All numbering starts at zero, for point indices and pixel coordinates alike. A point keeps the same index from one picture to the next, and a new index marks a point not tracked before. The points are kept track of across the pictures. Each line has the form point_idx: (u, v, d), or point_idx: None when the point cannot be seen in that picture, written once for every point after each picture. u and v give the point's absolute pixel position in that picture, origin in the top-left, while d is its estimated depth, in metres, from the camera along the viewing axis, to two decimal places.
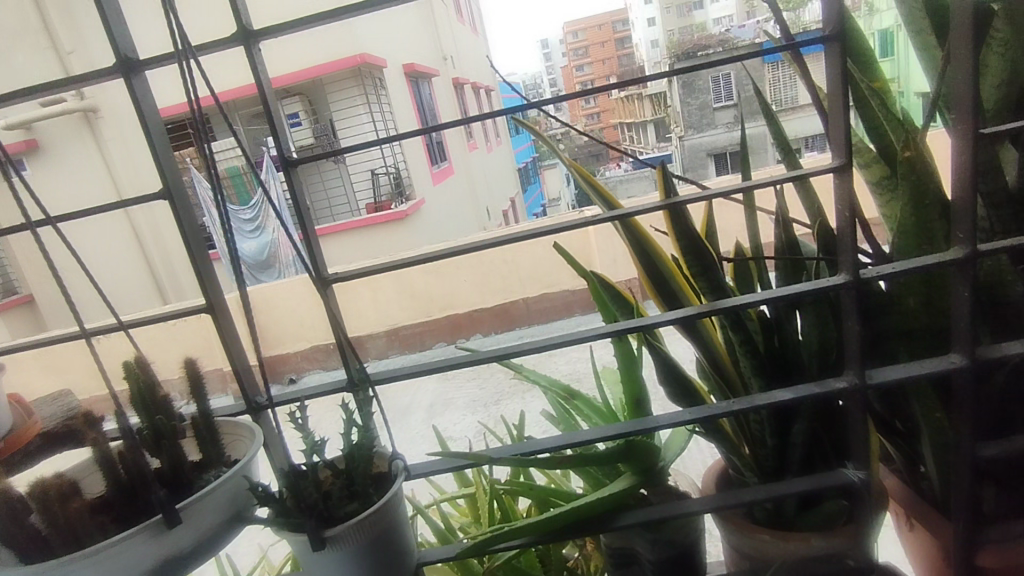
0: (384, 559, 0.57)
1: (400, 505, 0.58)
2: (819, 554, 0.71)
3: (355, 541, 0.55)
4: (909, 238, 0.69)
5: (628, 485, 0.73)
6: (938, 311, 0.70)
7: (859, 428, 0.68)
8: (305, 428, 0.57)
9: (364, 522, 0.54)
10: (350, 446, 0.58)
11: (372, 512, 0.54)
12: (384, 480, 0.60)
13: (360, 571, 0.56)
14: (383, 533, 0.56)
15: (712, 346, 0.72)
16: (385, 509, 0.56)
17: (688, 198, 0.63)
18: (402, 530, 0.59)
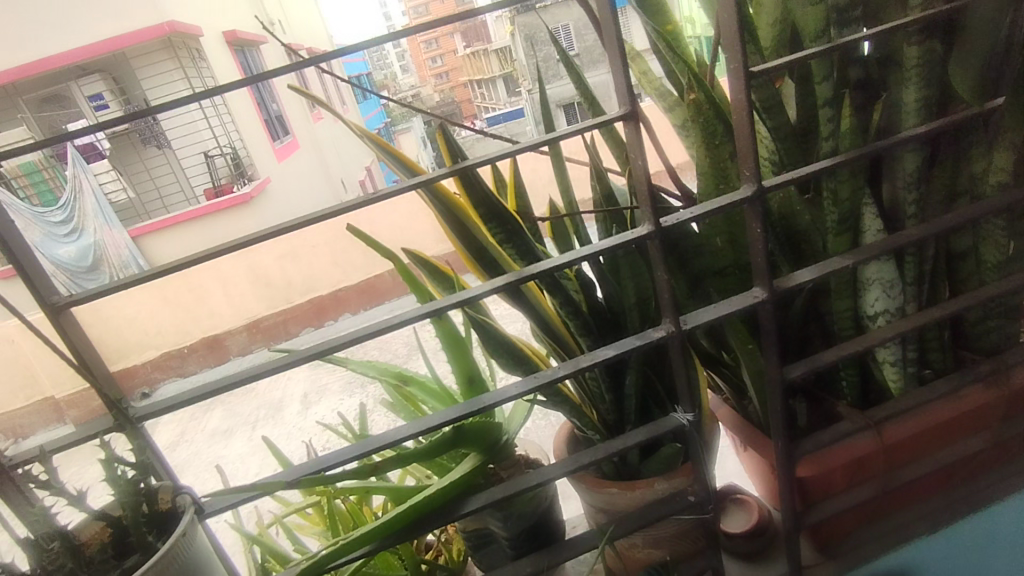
0: None
1: (194, 544, 0.51)
2: (662, 496, 0.74)
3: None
4: (707, 178, 0.69)
5: (471, 468, 0.69)
6: (742, 247, 0.73)
7: (682, 373, 0.69)
8: (53, 484, 0.48)
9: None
10: (115, 489, 0.50)
11: (147, 567, 0.46)
12: (175, 518, 0.52)
13: None
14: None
15: (540, 312, 0.69)
16: (171, 553, 0.48)
17: (479, 161, 0.59)
18: (205, 570, 0.52)
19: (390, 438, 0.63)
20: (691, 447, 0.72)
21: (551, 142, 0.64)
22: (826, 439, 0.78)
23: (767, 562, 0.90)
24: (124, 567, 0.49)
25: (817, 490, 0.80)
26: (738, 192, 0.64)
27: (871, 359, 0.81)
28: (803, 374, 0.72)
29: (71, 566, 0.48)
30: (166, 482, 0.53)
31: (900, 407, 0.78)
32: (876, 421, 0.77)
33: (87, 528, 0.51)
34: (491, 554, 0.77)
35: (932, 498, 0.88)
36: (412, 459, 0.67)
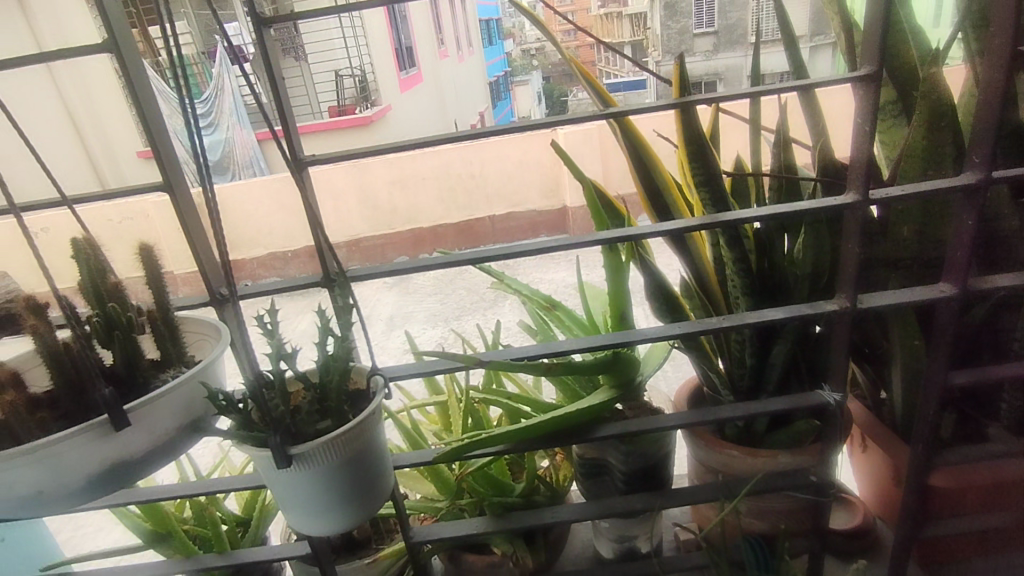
0: (356, 474, 0.57)
1: (375, 425, 0.58)
2: (784, 470, 0.74)
3: (327, 459, 0.54)
4: (917, 161, 0.66)
5: (608, 397, 0.72)
6: (932, 240, 0.70)
7: (841, 352, 0.68)
8: (277, 334, 0.55)
9: (335, 442, 0.53)
10: (324, 358, 0.55)
11: (346, 431, 0.53)
12: (364, 399, 0.59)
13: (330, 487, 0.56)
14: (356, 450, 0.56)
15: (698, 262, 0.74)
16: (360, 426, 0.55)
17: (701, 99, 0.60)
18: (377, 452, 0.59)
19: (528, 353, 0.68)
20: (828, 428, 0.71)
21: (762, 95, 0.64)
22: (971, 456, 0.75)
23: (864, 566, 0.88)
24: (320, 429, 0.55)
25: (944, 506, 0.77)
26: (957, 178, 0.60)
27: None
28: (968, 383, 0.69)
29: (285, 414, 0.53)
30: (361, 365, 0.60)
31: None
32: None
33: (292, 384, 0.60)
34: (601, 485, 0.80)
35: None
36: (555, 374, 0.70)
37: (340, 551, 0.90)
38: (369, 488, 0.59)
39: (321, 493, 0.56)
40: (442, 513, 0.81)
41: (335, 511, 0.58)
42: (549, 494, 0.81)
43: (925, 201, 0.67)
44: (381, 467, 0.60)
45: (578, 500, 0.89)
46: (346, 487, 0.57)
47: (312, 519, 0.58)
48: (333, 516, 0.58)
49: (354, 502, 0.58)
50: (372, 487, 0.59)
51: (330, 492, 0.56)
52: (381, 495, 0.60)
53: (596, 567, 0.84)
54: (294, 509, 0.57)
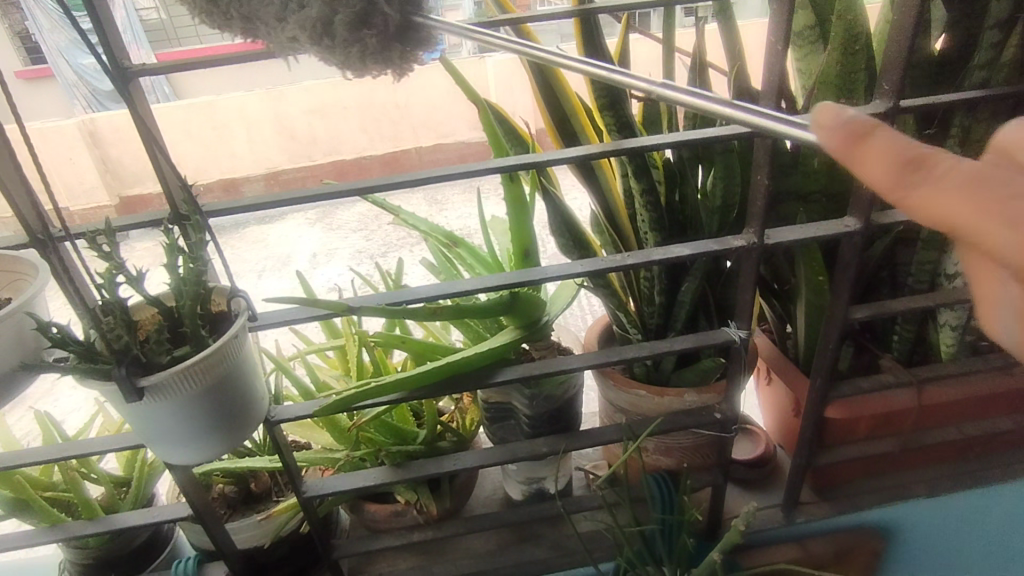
0: (224, 404, 0.50)
1: (244, 347, 0.51)
2: (689, 408, 0.74)
3: (185, 390, 0.47)
4: (829, 89, 0.63)
5: (509, 340, 0.68)
6: (840, 173, 0.68)
7: (747, 289, 0.66)
8: (115, 256, 0.47)
9: (192, 370, 0.46)
10: (173, 277, 0.48)
11: (206, 357, 0.46)
12: (229, 320, 0.52)
13: (193, 422, 0.49)
14: (221, 377, 0.48)
15: (608, 195, 0.71)
16: (222, 351, 0.47)
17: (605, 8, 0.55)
18: (250, 376, 0.52)
19: (431, 294, 0.61)
20: (731, 365, 0.70)
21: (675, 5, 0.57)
22: (864, 387, 0.76)
23: (762, 493, 0.91)
24: (176, 355, 0.48)
25: (836, 434, 0.80)
26: (867, 106, 0.57)
27: (930, 319, 0.78)
28: (867, 317, 0.69)
29: (128, 342, 0.45)
30: (222, 284, 0.52)
31: (947, 371, 0.76)
32: (919, 380, 0.76)
33: (143, 310, 0.51)
34: (507, 428, 0.77)
35: (940, 465, 0.88)
36: (454, 318, 0.65)
37: (237, 506, 0.85)
38: (245, 417, 0.52)
39: (187, 427, 0.49)
40: (340, 463, 0.77)
41: (210, 442, 0.51)
42: (454, 440, 0.78)
43: None
44: (257, 395, 0.53)
45: (487, 443, 0.87)
46: (217, 419, 0.50)
47: (181, 453, 0.51)
48: (206, 449, 0.51)
49: (229, 432, 0.51)
50: (249, 415, 0.53)
51: (196, 428, 0.49)
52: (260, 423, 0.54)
53: (504, 509, 0.83)
54: (158, 445, 0.50)
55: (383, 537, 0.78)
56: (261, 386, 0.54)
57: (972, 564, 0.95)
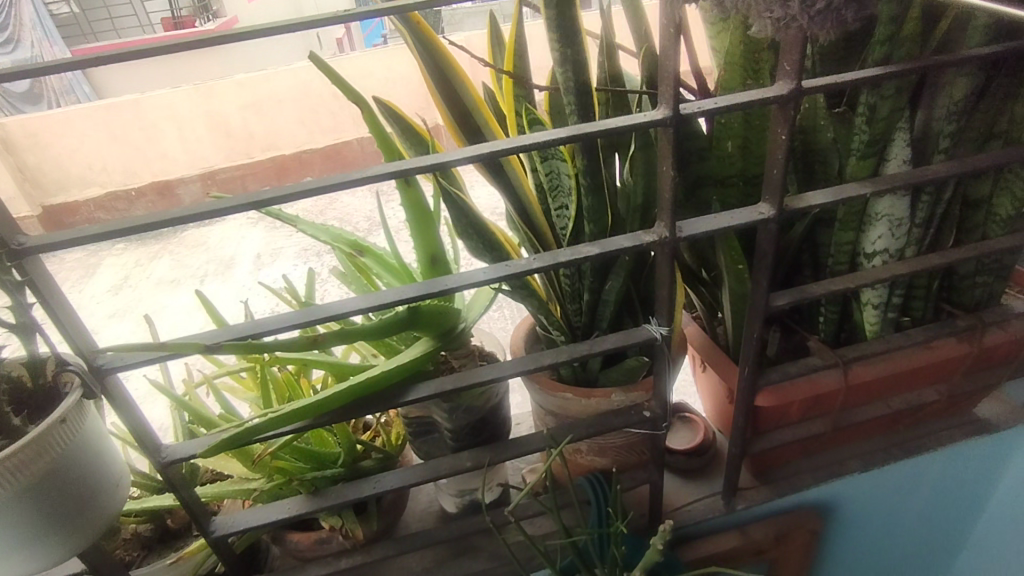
0: (57, 493, 0.49)
1: (76, 430, 0.50)
2: (618, 407, 0.72)
3: (2, 488, 0.45)
4: (735, 70, 0.60)
5: (421, 354, 0.63)
6: (754, 156, 0.66)
7: (665, 283, 0.63)
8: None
9: (4, 466, 0.45)
10: None
11: (24, 445, 0.45)
12: (57, 398, 0.52)
13: (23, 518, 0.48)
14: (45, 467, 0.47)
15: (519, 191, 0.67)
16: (40, 441, 0.47)
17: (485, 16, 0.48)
18: (86, 460, 0.51)
19: (327, 313, 0.56)
20: (656, 362, 0.68)
21: None
22: (792, 371, 0.76)
23: (703, 481, 0.90)
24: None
25: (768, 420, 0.79)
26: (770, 88, 0.55)
27: (853, 298, 0.78)
28: (789, 303, 0.68)
29: None
30: (48, 356, 0.52)
31: (871, 349, 0.76)
32: (844, 360, 0.75)
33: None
34: (432, 443, 0.73)
35: (873, 439, 0.88)
36: (357, 336, 0.60)
37: (152, 546, 0.79)
38: (91, 497, 0.52)
39: (14, 522, 0.48)
40: (256, 495, 0.72)
41: (52, 534, 0.50)
42: (378, 458, 0.74)
43: (745, 111, 0.62)
44: (101, 472, 0.53)
45: (417, 456, 0.83)
46: (55, 506, 0.49)
47: (18, 552, 0.50)
48: (50, 541, 0.50)
49: (76, 516, 0.51)
50: (98, 495, 0.53)
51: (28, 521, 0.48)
52: (112, 499, 0.54)
53: (438, 524, 0.80)
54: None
55: (309, 567, 0.74)
56: (106, 463, 0.54)
57: (910, 531, 0.97)
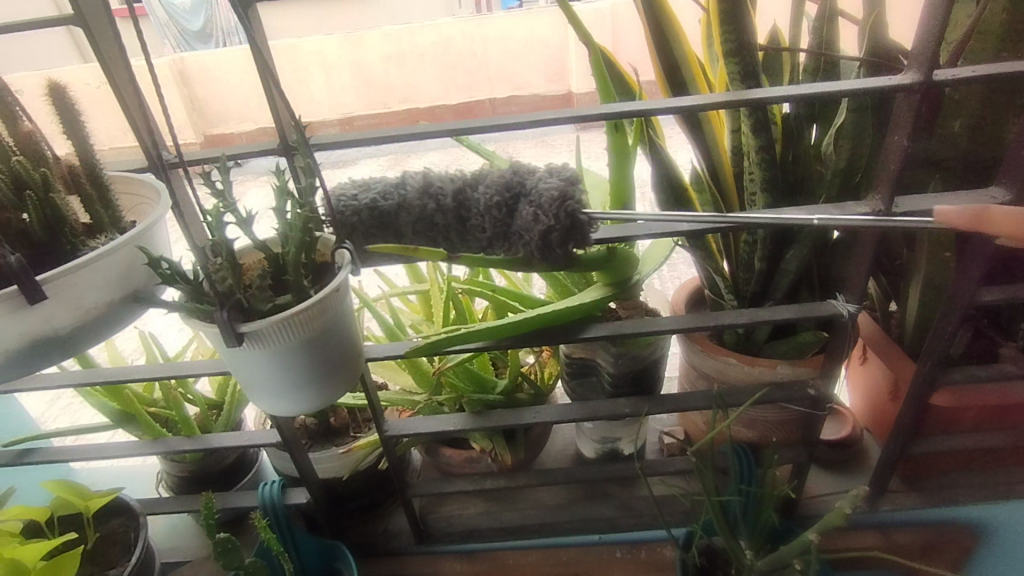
0: (322, 357, 0.49)
1: (345, 299, 0.49)
2: (782, 380, 0.71)
3: (284, 339, 0.45)
4: (988, 40, 0.58)
5: (601, 296, 0.65)
6: (986, 137, 0.61)
7: (865, 259, 0.61)
8: (227, 196, 0.44)
9: (295, 319, 0.45)
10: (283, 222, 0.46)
11: (310, 306, 0.45)
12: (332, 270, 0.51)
13: (291, 372, 0.48)
14: (320, 331, 0.47)
15: (714, 150, 0.67)
16: (324, 303, 0.46)
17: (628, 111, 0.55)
18: (348, 333, 0.50)
19: None
20: (834, 340, 0.66)
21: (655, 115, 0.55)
22: (979, 376, 0.71)
23: (844, 475, 0.87)
24: (278, 304, 0.46)
25: (938, 423, 0.74)
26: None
27: None
28: (997, 301, 0.63)
29: (233, 286, 0.44)
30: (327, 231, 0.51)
31: None
32: None
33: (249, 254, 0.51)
34: (587, 386, 0.76)
35: None
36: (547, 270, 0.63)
37: (318, 437, 0.89)
38: (340, 370, 0.51)
39: (283, 377, 0.48)
40: (419, 406, 0.78)
41: (310, 394, 0.50)
42: (532, 392, 0.78)
43: (988, 84, 0.58)
44: (353, 351, 0.52)
45: (561, 399, 0.86)
46: (312, 373, 0.49)
47: (276, 402, 0.50)
48: (304, 399, 0.50)
49: (323, 389, 0.51)
50: (345, 373, 0.52)
51: (293, 377, 0.48)
52: (356, 384, 0.53)
53: (576, 465, 0.83)
54: (257, 393, 0.50)
55: (457, 480, 0.80)
56: (356, 342, 0.53)
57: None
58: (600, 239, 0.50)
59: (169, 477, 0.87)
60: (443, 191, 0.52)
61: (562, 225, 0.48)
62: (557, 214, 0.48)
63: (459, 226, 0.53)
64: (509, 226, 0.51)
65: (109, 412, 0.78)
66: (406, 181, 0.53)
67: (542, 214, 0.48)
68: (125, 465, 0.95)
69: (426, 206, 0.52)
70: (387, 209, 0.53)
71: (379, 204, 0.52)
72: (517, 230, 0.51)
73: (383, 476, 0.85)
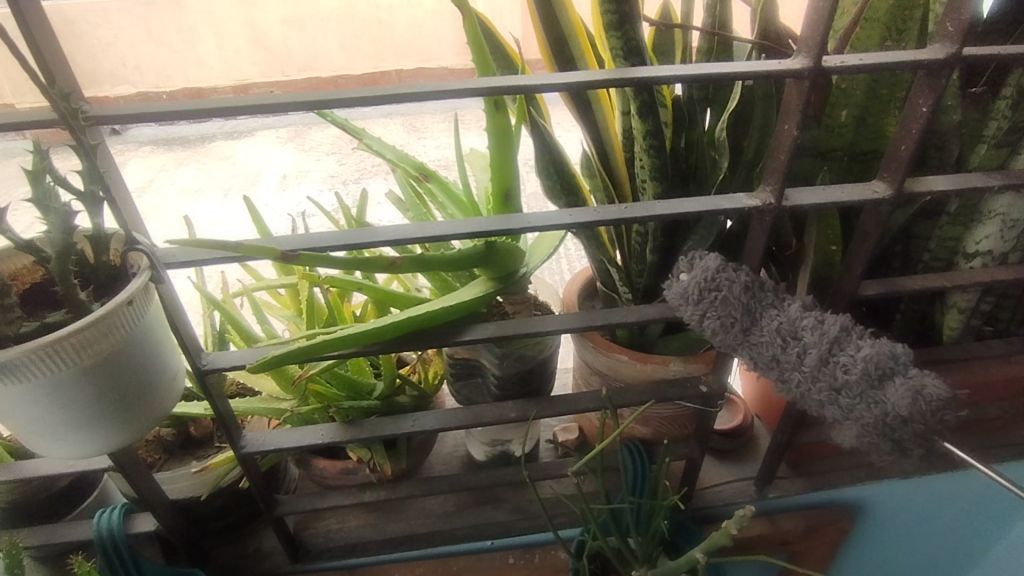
0: (112, 386, 0.45)
1: (138, 318, 0.45)
2: (673, 378, 0.68)
3: (53, 370, 0.41)
4: (874, 27, 0.55)
5: (481, 294, 0.59)
6: (870, 129, 0.60)
7: (754, 254, 0.59)
8: None
9: (59, 345, 0.40)
10: (44, 220, 0.41)
11: (78, 332, 0.40)
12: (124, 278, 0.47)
13: (72, 406, 0.44)
14: (103, 356, 0.43)
15: (604, 133, 0.62)
16: (98, 327, 0.42)
17: (502, 87, 0.48)
18: (147, 354, 0.46)
19: (394, 236, 0.52)
20: None
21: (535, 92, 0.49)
22: None
23: (735, 463, 0.87)
24: (43, 324, 0.42)
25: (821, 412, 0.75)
26: (920, 51, 0.48)
27: (937, 298, 0.73)
28: (877, 295, 0.63)
29: None
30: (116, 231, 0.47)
31: (947, 355, 0.71)
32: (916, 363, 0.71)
33: (13, 261, 0.47)
34: (473, 388, 0.70)
35: None
36: (420, 266, 0.56)
37: (173, 451, 0.78)
38: (142, 398, 0.47)
39: (61, 411, 0.43)
40: (286, 416, 0.69)
41: (104, 427, 0.46)
42: (414, 395, 0.71)
43: (874, 74, 0.56)
44: (160, 374, 0.48)
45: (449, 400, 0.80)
46: (101, 404, 0.45)
47: (63, 441, 0.46)
48: (99, 434, 0.46)
49: (116, 423, 0.46)
50: (146, 404, 0.48)
51: (75, 412, 0.44)
52: (164, 410, 0.49)
53: (465, 471, 0.77)
54: (35, 435, 0.45)
55: (331, 495, 0.72)
56: (167, 362, 0.49)
57: (956, 560, 0.91)
58: (879, 397, 0.50)
59: None
60: (827, 321, 0.52)
61: (859, 374, 0.50)
62: (928, 414, 0.50)
63: (776, 356, 0.54)
64: (830, 356, 0.52)
65: None
66: (781, 298, 0.56)
67: (923, 400, 0.49)
68: None
69: (801, 334, 0.53)
70: (750, 293, 0.54)
71: (756, 291, 0.54)
72: (836, 363, 0.51)
73: (248, 493, 0.76)
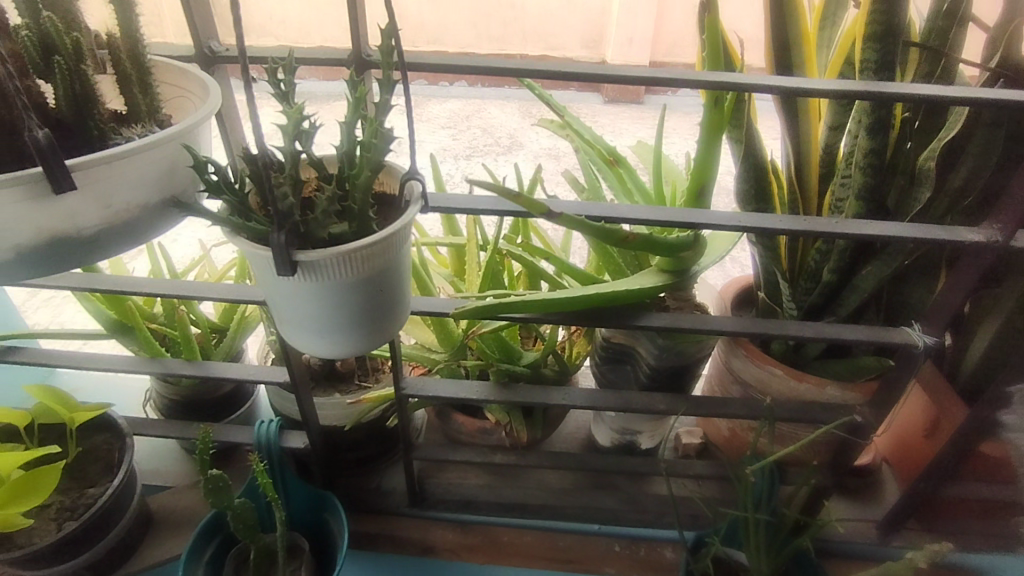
0: (372, 299, 0.46)
1: (405, 241, 0.46)
2: (828, 401, 0.67)
3: (339, 274, 0.43)
4: None
5: (658, 284, 0.59)
6: None
7: (957, 291, 0.56)
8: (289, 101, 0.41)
9: (354, 254, 0.42)
10: (341, 140, 0.42)
11: (373, 245, 0.42)
12: (397, 207, 0.47)
13: (336, 311, 0.46)
14: (377, 269, 0.44)
15: (805, 142, 0.61)
16: (385, 244, 0.43)
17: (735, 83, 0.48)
18: (400, 277, 0.48)
19: (600, 213, 0.54)
20: (901, 371, 0.61)
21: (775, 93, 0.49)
22: None
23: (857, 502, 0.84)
24: (333, 236, 0.42)
25: (975, 468, 0.71)
26: None
27: None
28: None
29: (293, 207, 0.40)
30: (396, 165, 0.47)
31: None
32: None
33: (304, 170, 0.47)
34: (619, 373, 0.72)
35: None
36: None
37: (318, 381, 0.80)
38: (386, 317, 0.49)
39: (326, 313, 0.46)
40: (438, 367, 0.73)
41: (351, 337, 0.48)
42: (558, 370, 0.73)
43: None
44: (402, 298, 0.50)
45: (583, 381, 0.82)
46: (359, 315, 0.47)
47: (313, 339, 0.48)
48: (345, 341, 0.48)
49: (362, 335, 0.48)
50: (387, 323, 0.49)
51: (337, 316, 0.46)
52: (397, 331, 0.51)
53: (589, 452, 0.79)
54: (295, 327, 0.47)
55: (465, 449, 0.75)
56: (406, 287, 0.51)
57: None
58: None
59: (159, 399, 0.82)
60: None
61: None
62: None
63: None
64: None
65: (102, 320, 0.73)
66: None
67: None
68: (113, 379, 0.91)
69: None
70: None
71: None
72: None
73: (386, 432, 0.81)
